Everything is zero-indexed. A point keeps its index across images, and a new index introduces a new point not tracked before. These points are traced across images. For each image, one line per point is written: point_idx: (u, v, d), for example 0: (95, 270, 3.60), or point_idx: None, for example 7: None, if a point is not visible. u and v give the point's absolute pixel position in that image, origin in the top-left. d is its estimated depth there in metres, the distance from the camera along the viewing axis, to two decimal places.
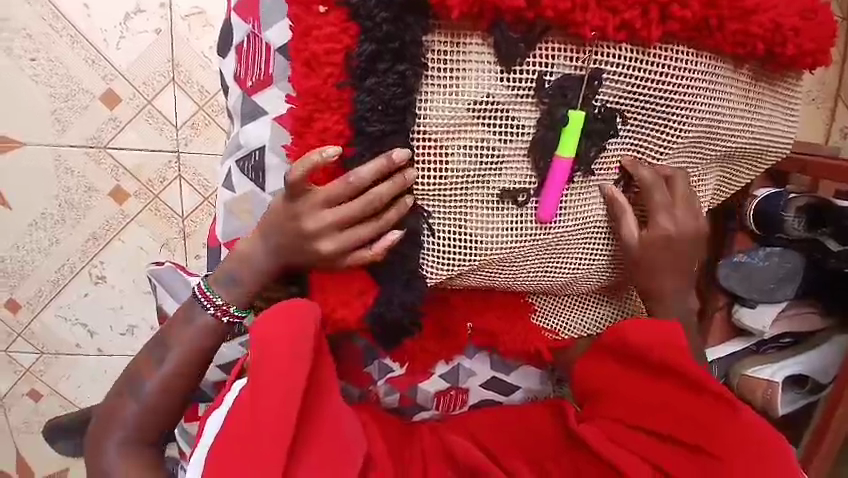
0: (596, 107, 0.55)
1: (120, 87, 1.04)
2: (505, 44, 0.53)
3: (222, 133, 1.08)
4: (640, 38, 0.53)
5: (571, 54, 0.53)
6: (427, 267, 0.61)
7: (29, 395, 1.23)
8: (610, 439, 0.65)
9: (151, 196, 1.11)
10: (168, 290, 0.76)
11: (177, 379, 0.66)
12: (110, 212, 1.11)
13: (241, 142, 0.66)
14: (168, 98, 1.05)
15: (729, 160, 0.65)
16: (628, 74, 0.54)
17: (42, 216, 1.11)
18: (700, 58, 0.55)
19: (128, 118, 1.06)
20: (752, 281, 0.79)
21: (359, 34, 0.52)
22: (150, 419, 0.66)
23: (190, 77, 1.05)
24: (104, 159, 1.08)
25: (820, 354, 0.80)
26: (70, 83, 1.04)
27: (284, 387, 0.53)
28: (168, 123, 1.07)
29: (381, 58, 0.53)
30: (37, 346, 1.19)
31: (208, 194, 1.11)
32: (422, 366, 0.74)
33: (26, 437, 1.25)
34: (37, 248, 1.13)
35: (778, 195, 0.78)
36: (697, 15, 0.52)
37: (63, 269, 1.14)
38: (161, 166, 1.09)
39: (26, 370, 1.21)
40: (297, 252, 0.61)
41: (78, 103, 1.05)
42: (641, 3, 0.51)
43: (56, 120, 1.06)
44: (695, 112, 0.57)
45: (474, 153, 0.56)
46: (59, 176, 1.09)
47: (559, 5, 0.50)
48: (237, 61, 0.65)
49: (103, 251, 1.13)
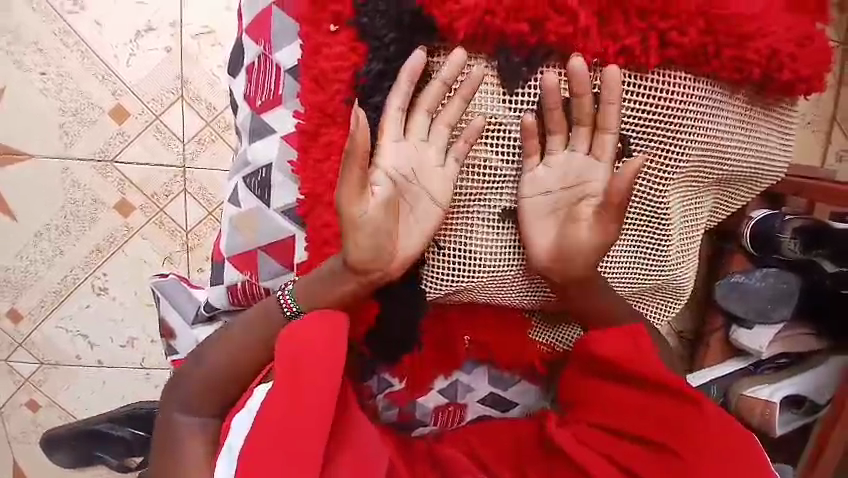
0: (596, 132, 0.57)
1: (128, 102, 1.06)
2: (508, 67, 0.54)
3: (228, 149, 1.09)
4: (638, 63, 0.55)
5: (572, 78, 0.55)
6: (426, 283, 0.62)
7: (27, 406, 1.22)
8: (582, 442, 0.65)
9: (156, 209, 1.11)
10: (170, 302, 0.76)
11: (245, 365, 0.61)
12: (115, 225, 1.12)
13: (249, 159, 0.67)
14: (175, 114, 1.07)
15: (727, 182, 0.66)
16: (626, 98, 0.56)
17: (47, 227, 1.12)
18: (697, 85, 0.57)
19: (136, 133, 1.07)
20: (749, 300, 0.80)
21: (367, 53, 0.54)
22: (211, 394, 0.62)
23: (199, 94, 1.06)
24: (111, 172, 1.09)
25: (815, 373, 0.80)
26: (79, 97, 1.06)
27: (317, 395, 0.55)
28: (175, 138, 1.08)
29: (387, 76, 0.54)
30: (38, 356, 1.19)
31: (212, 208, 1.11)
32: (421, 381, 0.73)
33: (24, 448, 1.25)
34: (42, 258, 1.14)
35: (774, 216, 0.80)
36: (695, 41, 0.54)
37: (66, 280, 1.15)
38: (166, 180, 1.10)
39: (25, 381, 1.21)
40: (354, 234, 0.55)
41: (87, 117, 1.06)
42: (639, 30, 0.53)
43: (64, 133, 1.07)
44: (692, 137, 0.59)
45: (475, 172, 0.58)
46: (65, 189, 1.10)
47: (561, 30, 0.52)
48: (248, 81, 0.66)
49: (106, 263, 1.14)
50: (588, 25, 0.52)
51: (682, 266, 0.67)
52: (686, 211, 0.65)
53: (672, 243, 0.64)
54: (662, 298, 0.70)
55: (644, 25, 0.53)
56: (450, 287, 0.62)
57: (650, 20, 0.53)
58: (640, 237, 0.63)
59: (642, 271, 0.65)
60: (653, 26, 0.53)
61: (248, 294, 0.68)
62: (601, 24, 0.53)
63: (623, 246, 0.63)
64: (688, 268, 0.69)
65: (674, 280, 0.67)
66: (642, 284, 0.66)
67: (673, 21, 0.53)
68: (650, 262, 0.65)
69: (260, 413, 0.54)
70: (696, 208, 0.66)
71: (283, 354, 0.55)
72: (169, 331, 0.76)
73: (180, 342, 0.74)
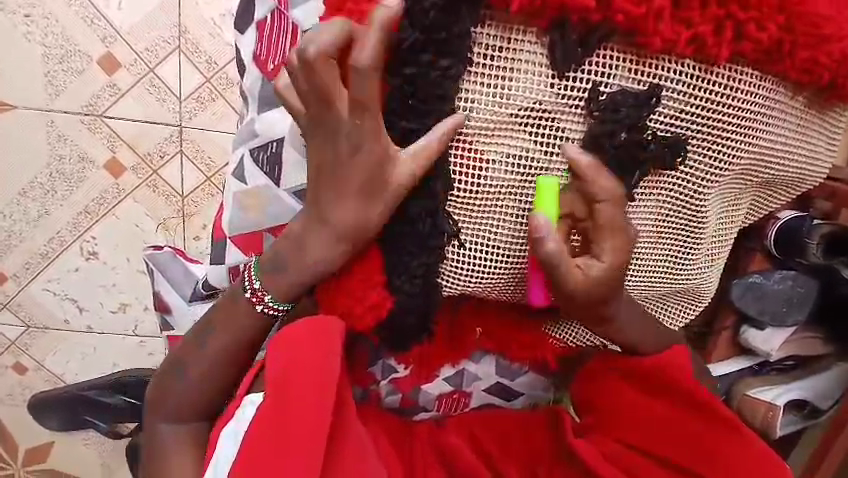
0: (648, 131, 0.51)
1: (120, 51, 1.04)
2: (563, 45, 0.48)
3: (229, 109, 1.08)
4: (707, 55, 0.49)
5: (631, 65, 0.49)
6: (447, 275, 0.57)
7: (14, 369, 1.19)
8: (605, 456, 0.63)
9: (150, 172, 1.10)
10: (165, 277, 0.73)
11: (219, 368, 0.60)
12: (105, 185, 1.10)
13: (258, 131, 0.61)
14: (171, 66, 1.05)
15: (769, 185, 0.63)
16: (687, 93, 0.51)
17: (31, 185, 1.09)
18: (764, 84, 0.52)
19: (129, 85, 1.06)
20: (765, 301, 0.78)
21: (404, 17, 0.48)
22: (198, 405, 0.61)
23: (198, 46, 1.05)
24: (100, 128, 1.07)
25: (818, 381, 0.81)
26: (65, 44, 1.03)
27: (319, 396, 0.52)
28: (170, 95, 1.06)
29: (425, 49, 0.48)
30: (24, 318, 1.16)
31: (211, 173, 1.10)
32: (428, 369, 0.71)
33: (8, 409, 1.21)
34: (25, 219, 1.11)
35: (801, 219, 0.76)
36: (772, 39, 0.49)
37: (52, 242, 1.12)
38: (161, 140, 1.08)
39: (11, 343, 1.17)
40: (343, 196, 0.52)
41: (75, 66, 1.04)
42: (716, 18, 0.48)
43: (49, 84, 1.05)
44: (745, 138, 0.54)
45: (513, 163, 0.52)
46: (51, 144, 1.08)
47: (633, 12, 0.46)
48: (258, 39, 0.60)
49: (95, 226, 1.11)
50: (663, 7, 0.47)
51: (710, 270, 0.65)
52: (721, 214, 0.61)
53: (703, 244, 0.61)
54: (684, 300, 0.67)
55: (722, 13, 0.47)
56: (475, 282, 0.57)
57: (728, 9, 0.47)
58: (674, 238, 0.59)
59: (670, 273, 0.62)
60: (732, 15, 0.48)
61: None
62: (674, 8, 0.47)
63: (653, 249, 0.59)
64: (714, 271, 0.66)
65: (698, 284, 0.65)
66: (668, 285, 0.63)
67: (752, 12, 0.48)
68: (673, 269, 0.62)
69: (257, 415, 0.52)
70: (732, 210, 0.63)
71: (275, 362, 0.53)
72: (164, 305, 0.73)
73: (176, 317, 0.72)
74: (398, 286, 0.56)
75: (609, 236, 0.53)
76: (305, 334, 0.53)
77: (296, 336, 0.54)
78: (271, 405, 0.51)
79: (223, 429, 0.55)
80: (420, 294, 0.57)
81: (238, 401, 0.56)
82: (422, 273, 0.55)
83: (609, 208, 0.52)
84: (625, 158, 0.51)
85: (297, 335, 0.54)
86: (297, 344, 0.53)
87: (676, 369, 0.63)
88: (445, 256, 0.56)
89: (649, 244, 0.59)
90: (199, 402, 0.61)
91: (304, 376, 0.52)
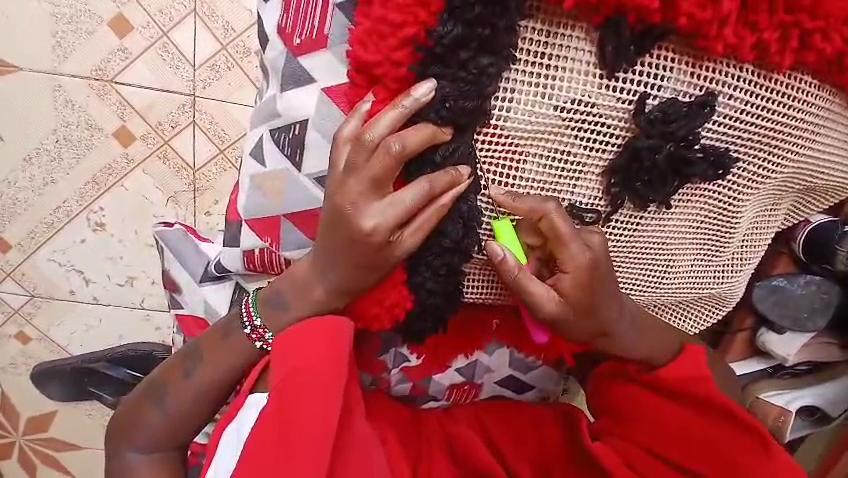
0: (699, 146, 0.49)
1: (131, 13, 1.01)
2: (615, 41, 0.46)
3: (246, 79, 1.05)
4: (769, 61, 0.47)
5: (687, 68, 0.47)
6: (471, 287, 0.58)
7: (17, 338, 1.17)
8: (624, 463, 0.61)
9: (161, 142, 1.06)
10: (177, 256, 0.71)
11: (201, 400, 0.59)
12: (114, 154, 1.07)
13: (279, 111, 0.57)
14: (186, 30, 1.02)
15: (810, 192, 0.60)
16: (743, 99, 0.48)
17: (37, 151, 1.07)
18: (820, 94, 0.50)
19: (139, 51, 1.03)
20: (787, 306, 0.76)
21: (442, 12, 0.45)
22: (172, 433, 0.60)
23: (214, 10, 1.02)
24: (109, 94, 1.04)
25: (835, 388, 0.80)
26: (75, 3, 1.01)
27: (326, 398, 0.50)
28: (184, 62, 1.03)
29: (466, 46, 0.45)
30: (28, 288, 1.14)
31: (224, 146, 1.07)
32: (441, 360, 0.69)
33: (11, 378, 1.19)
34: (30, 186, 1.08)
35: (834, 225, 0.73)
36: (836, 50, 0.46)
37: (58, 211, 1.09)
38: (174, 110, 1.05)
39: (14, 312, 1.15)
40: (355, 248, 0.51)
41: (83, 27, 1.01)
42: (783, 25, 0.45)
43: (57, 46, 1.02)
44: (793, 147, 0.52)
45: (548, 159, 0.51)
46: (57, 109, 1.05)
47: (697, 15, 0.43)
48: (284, 11, 0.56)
49: (103, 197, 1.08)
50: (730, 12, 0.44)
51: (739, 274, 0.63)
52: (756, 216, 0.59)
53: (729, 247, 0.60)
54: (710, 305, 0.66)
55: (789, 21, 0.45)
56: (492, 295, 0.59)
57: (798, 16, 0.44)
58: (703, 242, 0.58)
59: (698, 278, 0.61)
60: (799, 24, 0.45)
61: (266, 261, 0.63)
62: (741, 10, 0.44)
63: (687, 252, 0.58)
64: (743, 276, 0.64)
65: (727, 289, 0.64)
66: (694, 289, 0.61)
67: (820, 22, 0.44)
68: (703, 270, 0.60)
69: (259, 423, 0.50)
70: (769, 214, 0.61)
71: (279, 367, 0.52)
72: (173, 283, 0.72)
73: (186, 297, 0.70)
74: (420, 283, 0.55)
75: (413, 141, 0.47)
76: (311, 338, 0.53)
77: (300, 339, 0.53)
78: (276, 410, 0.50)
79: (223, 429, 0.54)
80: (442, 291, 0.56)
81: (238, 402, 0.54)
82: (445, 271, 0.54)
83: (425, 125, 0.47)
84: (668, 168, 0.49)
85: (302, 338, 0.53)
86: (300, 348, 0.52)
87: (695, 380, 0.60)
88: (465, 268, 0.56)
89: (685, 247, 0.57)
90: (173, 430, 0.60)
91: (311, 378, 0.51)
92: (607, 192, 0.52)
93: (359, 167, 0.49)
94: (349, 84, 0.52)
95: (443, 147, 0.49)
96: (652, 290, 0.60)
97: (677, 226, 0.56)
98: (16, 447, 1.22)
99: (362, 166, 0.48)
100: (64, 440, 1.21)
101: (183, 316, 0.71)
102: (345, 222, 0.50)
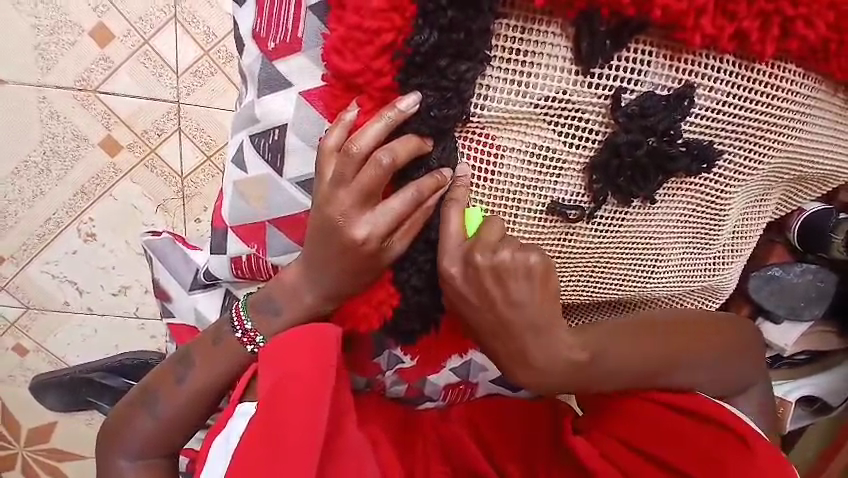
0: (681, 140, 0.49)
1: (112, 22, 1.02)
2: (590, 38, 0.45)
3: (228, 84, 1.05)
4: (750, 51, 0.46)
5: (665, 61, 0.46)
6: None
7: (15, 350, 1.17)
8: (608, 461, 0.61)
9: (147, 150, 1.07)
10: (164, 263, 0.72)
11: (193, 405, 0.60)
12: (102, 164, 1.07)
13: (258, 116, 0.57)
14: (167, 36, 1.03)
15: (801, 181, 0.59)
16: (725, 90, 0.48)
17: (25, 164, 1.07)
18: (806, 81, 0.49)
19: (122, 59, 1.03)
20: (783, 295, 0.75)
21: (417, 16, 0.44)
22: (162, 439, 0.60)
23: (195, 15, 1.02)
24: (93, 104, 1.05)
25: (825, 379, 0.81)
26: (57, 15, 1.01)
27: (314, 405, 0.50)
28: (167, 68, 1.04)
29: (444, 52, 0.45)
30: (22, 300, 1.14)
31: (211, 153, 1.07)
32: (434, 361, 0.67)
33: (11, 390, 1.20)
34: (20, 198, 1.09)
35: (828, 212, 0.72)
36: (820, 37, 0.45)
37: (48, 223, 1.10)
38: (159, 117, 1.06)
39: (11, 324, 1.16)
40: (349, 254, 0.52)
41: (65, 38, 1.02)
42: (763, 13, 0.44)
43: (41, 57, 1.02)
44: (779, 137, 0.51)
45: (528, 157, 0.50)
46: (43, 121, 1.05)
47: (673, 7, 0.42)
48: (257, 14, 0.55)
49: (93, 207, 1.09)
50: (707, 2, 0.43)
51: (731, 265, 0.62)
52: (746, 207, 0.59)
53: (719, 239, 0.59)
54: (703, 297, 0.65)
55: (770, 9, 0.43)
56: None
57: (779, 3, 0.43)
58: (693, 234, 0.57)
59: (688, 271, 0.60)
60: (781, 11, 0.43)
61: (254, 268, 0.63)
62: None
63: (675, 245, 0.57)
64: (735, 267, 0.63)
65: (720, 281, 0.63)
66: (686, 282, 0.61)
67: (802, 9, 0.43)
68: (692, 263, 0.60)
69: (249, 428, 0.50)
70: (759, 204, 0.60)
71: (270, 373, 0.52)
72: (164, 292, 0.72)
73: (176, 305, 0.71)
74: (405, 280, 0.54)
75: (402, 151, 0.48)
76: (302, 346, 0.53)
77: (292, 347, 0.53)
78: (263, 413, 0.50)
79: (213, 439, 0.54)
80: (428, 294, 0.55)
81: (230, 410, 0.54)
82: (430, 268, 0.54)
83: (411, 136, 0.48)
84: (650, 164, 0.48)
85: (293, 346, 0.53)
86: (291, 356, 0.53)
87: (667, 391, 0.60)
88: None
89: (673, 240, 0.57)
90: (163, 436, 0.60)
91: (301, 385, 0.51)
92: (590, 189, 0.51)
93: (348, 179, 0.50)
94: (326, 89, 0.52)
95: (436, 152, 0.49)
96: (642, 284, 0.59)
97: (663, 221, 0.55)
98: (19, 459, 1.22)
99: (350, 178, 0.49)
100: (65, 450, 1.22)
101: (174, 325, 0.71)
102: (335, 229, 0.51)
